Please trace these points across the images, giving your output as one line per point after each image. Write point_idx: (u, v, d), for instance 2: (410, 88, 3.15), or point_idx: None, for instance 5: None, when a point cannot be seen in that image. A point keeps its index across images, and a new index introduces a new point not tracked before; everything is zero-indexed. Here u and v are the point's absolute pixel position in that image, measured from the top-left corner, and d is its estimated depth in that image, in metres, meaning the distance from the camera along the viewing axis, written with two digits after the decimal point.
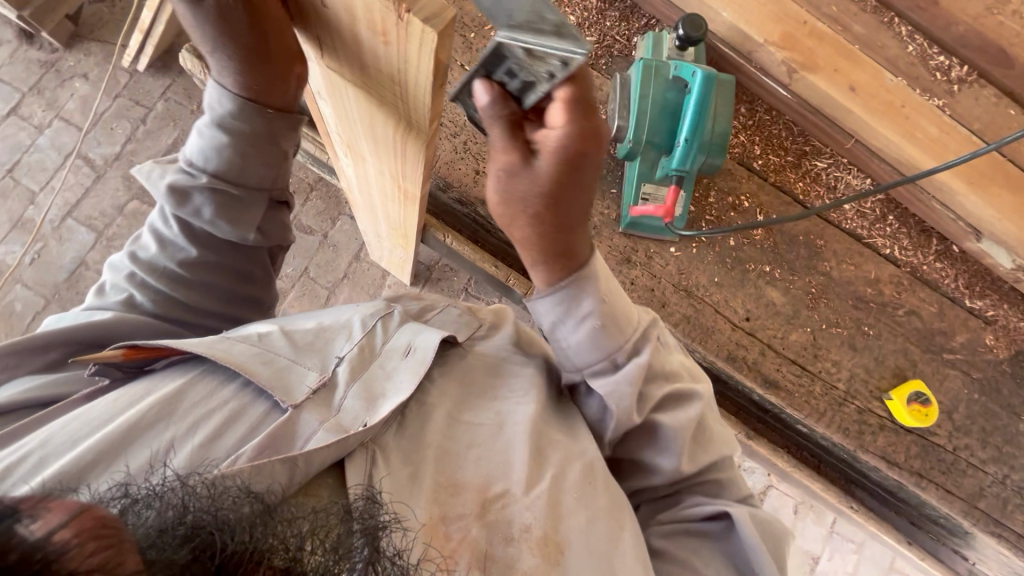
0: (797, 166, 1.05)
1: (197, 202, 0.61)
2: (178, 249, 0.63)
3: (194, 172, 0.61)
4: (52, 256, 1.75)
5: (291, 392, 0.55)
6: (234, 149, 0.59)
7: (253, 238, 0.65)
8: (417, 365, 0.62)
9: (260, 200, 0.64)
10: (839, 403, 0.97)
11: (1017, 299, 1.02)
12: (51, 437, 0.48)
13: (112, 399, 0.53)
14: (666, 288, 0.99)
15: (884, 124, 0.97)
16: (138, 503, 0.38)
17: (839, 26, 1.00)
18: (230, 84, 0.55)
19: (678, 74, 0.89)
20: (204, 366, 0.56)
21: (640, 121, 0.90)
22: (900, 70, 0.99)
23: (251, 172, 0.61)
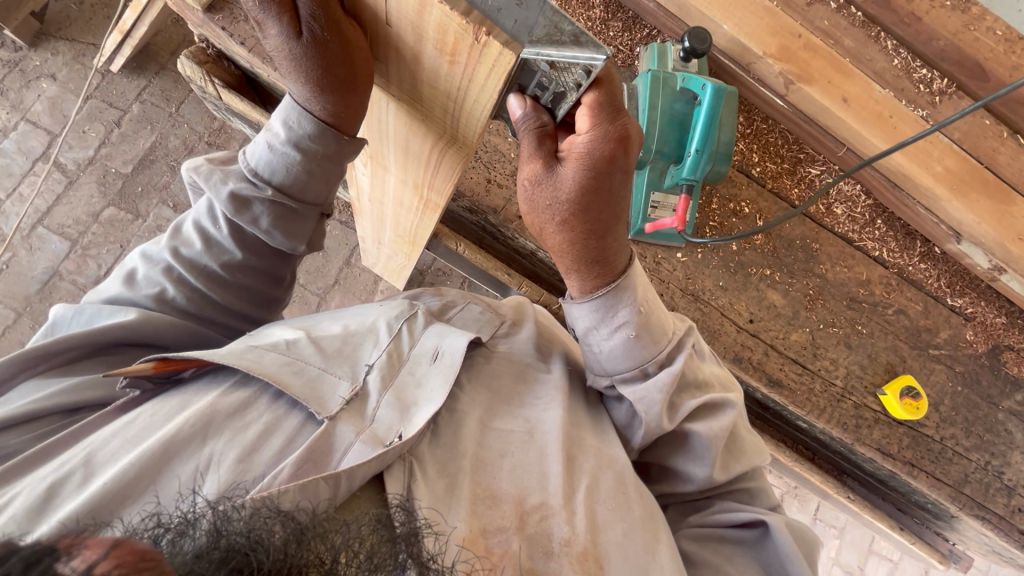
0: (793, 172, 1.09)
1: (256, 212, 0.61)
2: (224, 250, 0.64)
3: (255, 182, 0.61)
4: (22, 266, 1.67)
5: (326, 403, 0.53)
6: (302, 166, 0.60)
7: (304, 249, 0.66)
8: (447, 369, 0.60)
9: (314, 214, 0.65)
10: (836, 399, 1.02)
11: (993, 297, 1.10)
12: (88, 455, 0.46)
13: (144, 414, 0.50)
14: (674, 293, 1.02)
15: (874, 133, 1.02)
16: (176, 532, 0.36)
17: (831, 40, 1.05)
18: (314, 109, 0.57)
19: (687, 85, 0.91)
20: (235, 377, 0.53)
21: (651, 132, 0.92)
22: (887, 82, 1.05)
23: (313, 190, 0.62)
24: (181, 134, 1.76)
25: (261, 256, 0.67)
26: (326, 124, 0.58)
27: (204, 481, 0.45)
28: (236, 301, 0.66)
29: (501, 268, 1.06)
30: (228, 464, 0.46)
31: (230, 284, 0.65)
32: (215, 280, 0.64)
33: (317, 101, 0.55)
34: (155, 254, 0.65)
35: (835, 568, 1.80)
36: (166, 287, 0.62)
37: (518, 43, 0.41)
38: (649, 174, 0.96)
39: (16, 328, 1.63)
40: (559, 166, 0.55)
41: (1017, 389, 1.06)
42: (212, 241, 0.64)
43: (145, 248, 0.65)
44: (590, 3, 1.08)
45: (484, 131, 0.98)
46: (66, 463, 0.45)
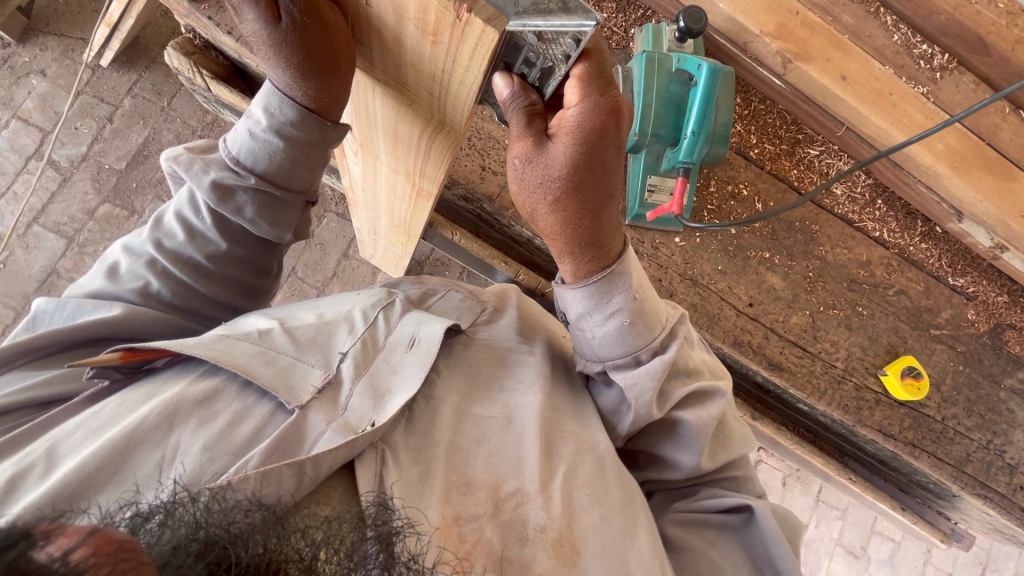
0: (792, 152, 1.08)
1: (240, 201, 0.60)
2: (208, 241, 0.64)
3: (238, 171, 0.60)
4: (20, 265, 1.66)
5: (296, 392, 0.53)
6: (283, 154, 0.59)
7: (290, 238, 0.66)
8: (422, 357, 0.60)
9: (298, 202, 0.64)
10: (837, 382, 1.02)
11: (994, 276, 1.09)
12: (53, 447, 0.46)
13: (110, 405, 0.50)
14: (673, 277, 1.01)
15: (874, 111, 1.01)
16: (151, 519, 0.36)
17: (829, 17, 1.02)
18: (296, 97, 0.55)
19: (683, 66, 0.90)
20: (204, 366, 0.53)
21: (647, 115, 0.90)
22: (886, 58, 1.03)
23: (296, 177, 0.61)
24: (174, 129, 1.75)
25: (247, 246, 0.67)
26: (309, 110, 0.56)
27: (170, 469, 0.45)
28: (223, 292, 0.66)
29: (497, 257, 1.05)
30: (198, 449, 0.46)
31: (215, 276, 0.65)
32: (200, 272, 0.64)
33: (302, 87, 0.54)
34: (137, 248, 0.64)
35: (839, 549, 1.81)
36: (149, 281, 0.62)
37: (504, 15, 0.40)
38: (646, 159, 0.95)
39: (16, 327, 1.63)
40: (548, 143, 0.53)
41: (1019, 367, 1.06)
42: (196, 233, 0.64)
43: (127, 241, 0.65)
44: None
45: (477, 117, 0.97)
46: (31, 456, 0.45)
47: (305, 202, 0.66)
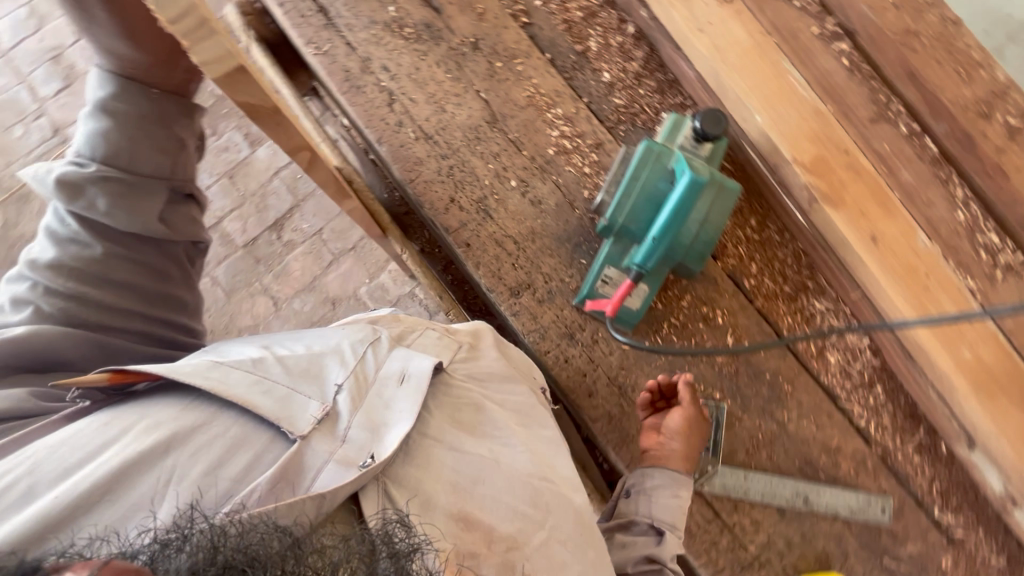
0: (792, 298, 0.96)
1: (92, 197, 0.64)
2: (82, 246, 0.65)
3: (80, 163, 0.64)
4: None
5: (296, 422, 0.57)
6: (119, 133, 0.64)
7: (158, 226, 0.67)
8: (413, 393, 0.64)
9: (161, 187, 0.67)
10: (742, 567, 0.89)
11: (997, 529, 0.89)
12: (38, 464, 0.50)
13: (101, 422, 0.54)
14: (599, 378, 0.92)
15: (898, 289, 0.86)
16: (170, 547, 0.41)
17: (884, 167, 0.90)
18: (113, 66, 0.63)
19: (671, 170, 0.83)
20: (195, 395, 0.57)
21: (620, 204, 0.86)
22: (939, 235, 0.88)
23: (145, 161, 0.66)
24: None
25: (128, 248, 0.67)
26: (132, 79, 0.64)
27: (168, 492, 0.50)
28: (118, 298, 0.66)
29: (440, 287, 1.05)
30: (194, 476, 0.51)
31: (109, 284, 0.66)
32: (81, 280, 0.64)
33: (102, 46, 0.61)
34: (19, 279, 0.65)
35: None
36: (38, 304, 0.63)
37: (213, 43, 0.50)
38: (612, 250, 0.90)
39: None
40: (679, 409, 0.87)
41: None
42: (66, 241, 0.65)
43: (9, 278, 0.66)
44: (630, 54, 1.02)
45: (469, 150, 0.97)
46: (21, 469, 0.49)
47: (177, 191, 0.70)
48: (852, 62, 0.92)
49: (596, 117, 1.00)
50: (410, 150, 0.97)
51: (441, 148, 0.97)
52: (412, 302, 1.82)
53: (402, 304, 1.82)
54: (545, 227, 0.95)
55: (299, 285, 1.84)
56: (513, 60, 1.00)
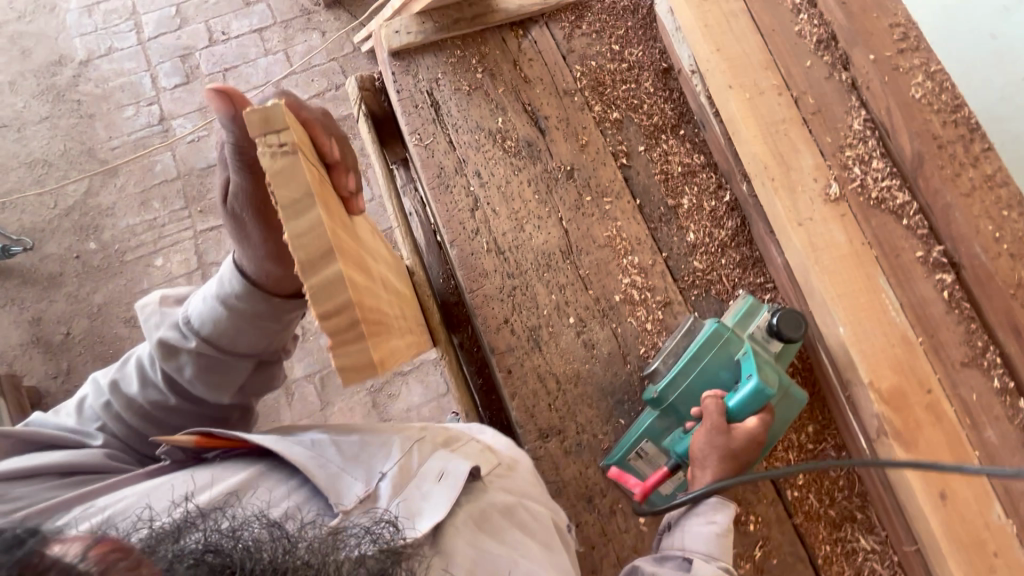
0: (835, 525, 0.87)
1: (183, 362, 0.73)
2: (159, 393, 0.73)
3: (185, 332, 0.73)
4: (205, 146, 1.99)
5: (342, 497, 0.59)
6: (231, 320, 0.72)
7: (230, 397, 0.76)
8: (448, 489, 0.62)
9: (243, 365, 0.75)
10: None
11: None
12: (120, 505, 0.57)
13: (184, 476, 0.61)
14: (607, 554, 0.84)
15: (962, 563, 0.77)
16: (169, 534, 0.44)
17: (968, 418, 0.83)
18: (244, 265, 0.72)
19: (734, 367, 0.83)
20: (258, 464, 0.63)
21: (673, 380, 0.84)
22: (1018, 512, 0.79)
23: (242, 341, 0.74)
24: None
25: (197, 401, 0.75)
26: (258, 283, 0.72)
27: None
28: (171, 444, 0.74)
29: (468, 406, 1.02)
30: None
31: (166, 427, 0.74)
32: (146, 419, 0.73)
33: (247, 254, 0.72)
34: (100, 387, 0.75)
35: None
36: (104, 423, 0.72)
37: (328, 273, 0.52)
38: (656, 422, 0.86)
39: (169, 186, 1.95)
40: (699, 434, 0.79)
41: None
42: (150, 382, 0.73)
43: (94, 379, 0.76)
44: (720, 220, 1.01)
45: (536, 275, 0.95)
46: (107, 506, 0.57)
47: (261, 361, 0.79)
48: (953, 297, 0.88)
49: (670, 275, 0.97)
50: (478, 260, 0.96)
51: (510, 267, 0.96)
52: (433, 369, 1.83)
53: (422, 369, 1.82)
54: (591, 373, 0.91)
55: None
56: (604, 199, 1.00)
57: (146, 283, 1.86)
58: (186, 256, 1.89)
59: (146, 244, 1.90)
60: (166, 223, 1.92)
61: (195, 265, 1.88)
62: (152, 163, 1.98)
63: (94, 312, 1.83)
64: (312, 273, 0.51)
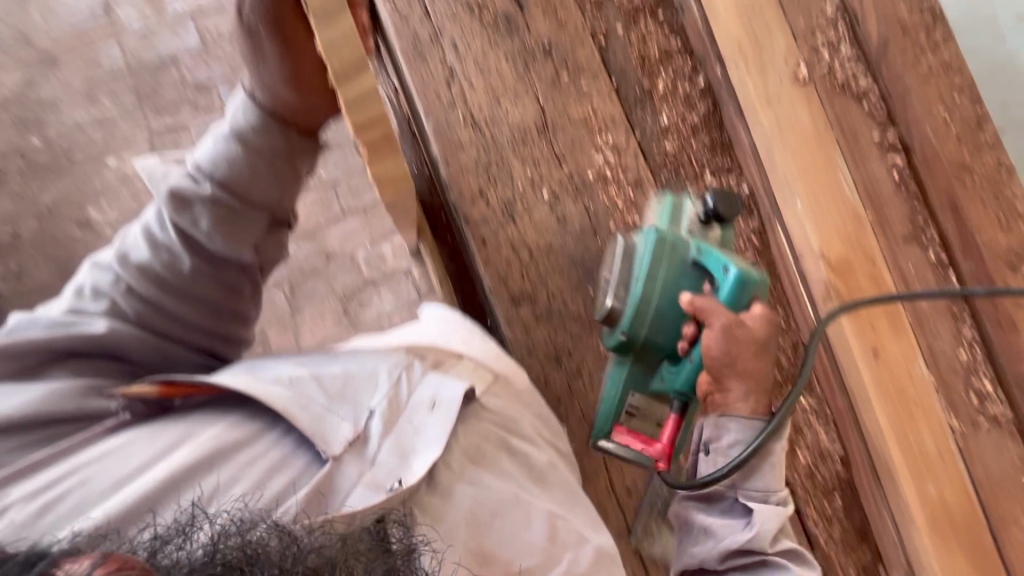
0: (779, 386, 0.95)
1: (196, 215, 0.70)
2: (172, 253, 0.70)
3: (197, 178, 0.71)
4: (156, 39, 1.85)
5: (328, 440, 0.61)
6: (245, 161, 0.71)
7: (248, 255, 0.72)
8: (443, 418, 0.66)
9: (261, 216, 0.73)
10: None
11: None
12: (86, 478, 0.55)
13: (148, 434, 0.60)
14: (572, 407, 0.91)
15: (886, 407, 0.87)
16: (170, 542, 0.44)
17: (903, 286, 0.91)
18: (257, 98, 0.71)
19: (673, 268, 0.76)
20: (239, 415, 0.63)
21: (631, 324, 0.77)
22: (937, 367, 0.89)
23: (257, 189, 0.72)
24: None
25: (213, 263, 0.72)
26: (274, 117, 0.72)
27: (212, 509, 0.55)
28: (192, 313, 0.71)
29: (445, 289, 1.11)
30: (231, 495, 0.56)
31: (183, 294, 0.71)
32: (164, 286, 0.70)
33: (260, 81, 0.71)
34: (104, 267, 0.71)
35: None
36: (115, 300, 0.69)
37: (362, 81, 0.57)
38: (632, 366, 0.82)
39: (118, 80, 1.82)
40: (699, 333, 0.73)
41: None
42: (163, 246, 0.70)
43: (94, 261, 0.72)
44: (693, 105, 1.03)
45: (511, 150, 0.96)
46: (71, 480, 0.55)
47: (275, 219, 0.76)
48: (901, 178, 0.94)
49: (642, 155, 0.99)
50: (454, 132, 0.96)
51: (482, 139, 0.96)
52: (404, 280, 1.81)
53: (393, 279, 1.81)
54: (563, 246, 0.94)
55: (300, 229, 1.82)
56: (582, 79, 1.00)
57: (98, 184, 1.76)
58: (141, 156, 1.79)
59: (96, 142, 1.79)
60: (117, 121, 1.80)
61: None
62: (98, 55, 1.83)
63: (43, 213, 1.74)
64: (346, 83, 0.57)
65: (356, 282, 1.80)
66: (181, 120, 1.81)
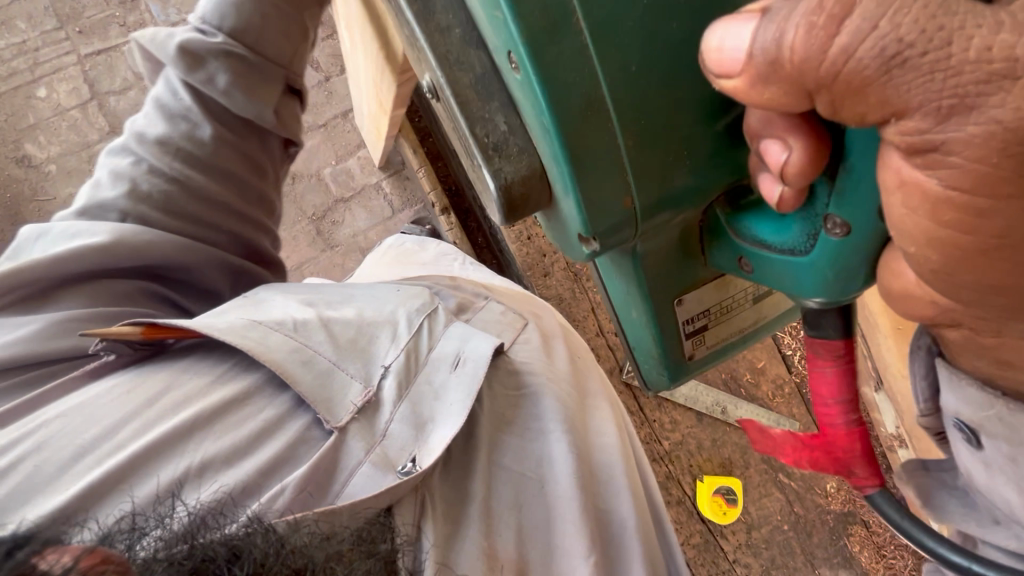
0: None
1: (212, 71, 0.70)
2: (195, 121, 0.70)
3: (206, 30, 0.70)
4: None
5: (334, 411, 0.59)
6: (253, 6, 0.71)
7: (269, 116, 0.74)
8: (469, 379, 0.65)
9: (275, 74, 0.74)
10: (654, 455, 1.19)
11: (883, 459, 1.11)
12: (47, 440, 0.51)
13: (121, 389, 0.56)
14: None
15: None
16: (135, 533, 0.43)
17: None
18: None
19: (599, 37, 0.43)
20: (230, 370, 0.60)
21: (609, 210, 0.49)
22: None
23: (270, 43, 0.73)
24: None
25: (234, 132, 0.73)
26: None
27: (194, 477, 0.52)
28: (219, 188, 0.72)
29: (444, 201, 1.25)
30: (212, 463, 0.53)
31: (209, 166, 0.71)
32: (188, 160, 0.70)
33: None
34: (121, 155, 0.71)
35: None
36: (137, 181, 0.68)
37: None
38: (644, 265, 0.61)
39: (35, 2, 1.67)
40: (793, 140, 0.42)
41: (840, 563, 1.19)
42: (178, 116, 0.71)
43: (110, 149, 0.71)
44: None
45: None
46: (28, 443, 0.51)
47: (288, 83, 0.77)
48: None
49: None
50: None
51: None
52: (375, 195, 1.76)
53: (364, 195, 1.76)
54: None
55: None
56: None
57: (32, 118, 1.64)
58: (74, 84, 1.65)
59: (22, 73, 1.65)
60: (41, 47, 1.66)
61: (88, 95, 1.65)
62: None
63: None
64: None
65: (326, 202, 1.75)
66: (112, 41, 1.67)
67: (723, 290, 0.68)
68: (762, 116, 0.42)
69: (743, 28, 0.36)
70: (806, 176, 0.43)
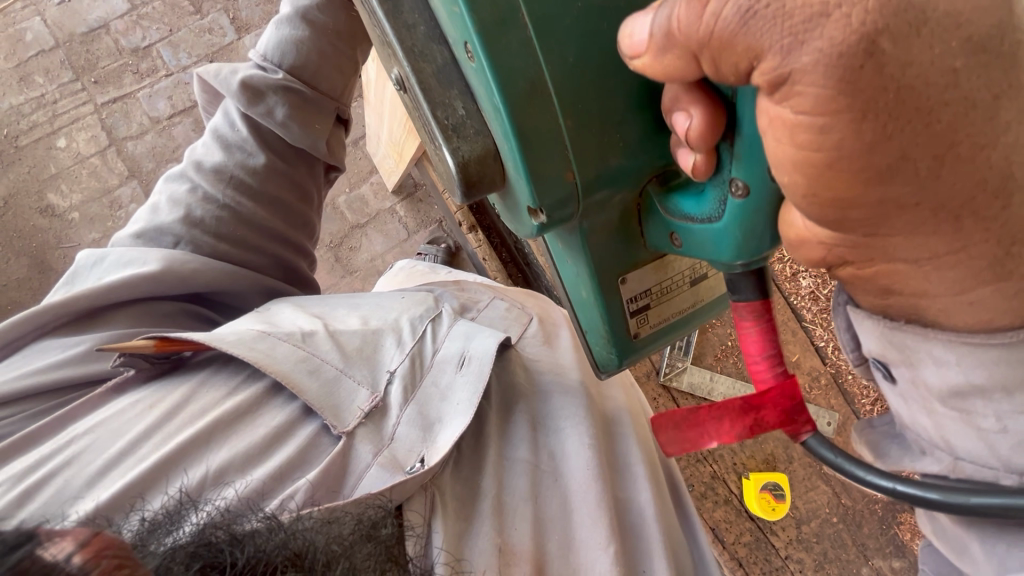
0: None
1: (271, 105, 0.71)
2: (249, 153, 0.72)
3: (268, 67, 0.73)
4: (81, 8, 1.75)
5: (342, 416, 0.57)
6: (313, 44, 0.73)
7: (322, 146, 0.77)
8: (476, 375, 0.62)
9: (328, 106, 0.76)
10: (697, 459, 1.21)
11: None
12: (77, 454, 0.51)
13: (143, 403, 0.56)
14: None
15: None
16: (159, 529, 0.42)
17: None
18: None
19: (541, 29, 0.44)
20: (245, 374, 0.59)
21: (555, 185, 0.48)
22: None
23: (323, 77, 0.75)
24: None
25: (284, 161, 0.76)
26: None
27: (210, 482, 0.50)
28: (267, 215, 0.74)
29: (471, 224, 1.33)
30: (229, 468, 0.51)
31: (259, 194, 0.73)
32: (241, 189, 0.72)
33: None
34: (178, 180, 0.73)
35: None
36: (192, 208, 0.70)
37: None
38: (591, 241, 0.55)
39: (50, 56, 1.73)
40: (697, 107, 0.42)
41: (893, 553, 1.18)
42: (234, 146, 0.73)
43: (169, 176, 0.74)
44: None
45: None
46: (61, 457, 0.51)
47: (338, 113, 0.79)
48: None
49: None
50: None
51: None
52: (390, 219, 1.78)
53: (379, 219, 1.78)
54: None
55: None
56: None
57: (53, 168, 1.68)
58: (93, 132, 1.70)
59: (41, 125, 1.70)
60: (59, 99, 1.71)
61: (106, 142, 1.69)
62: (21, 33, 1.74)
63: (2, 208, 1.66)
64: None
65: (343, 229, 1.77)
66: (127, 88, 1.72)
67: (663, 272, 0.60)
68: (670, 93, 0.43)
69: (644, 20, 0.38)
70: (709, 141, 0.43)
